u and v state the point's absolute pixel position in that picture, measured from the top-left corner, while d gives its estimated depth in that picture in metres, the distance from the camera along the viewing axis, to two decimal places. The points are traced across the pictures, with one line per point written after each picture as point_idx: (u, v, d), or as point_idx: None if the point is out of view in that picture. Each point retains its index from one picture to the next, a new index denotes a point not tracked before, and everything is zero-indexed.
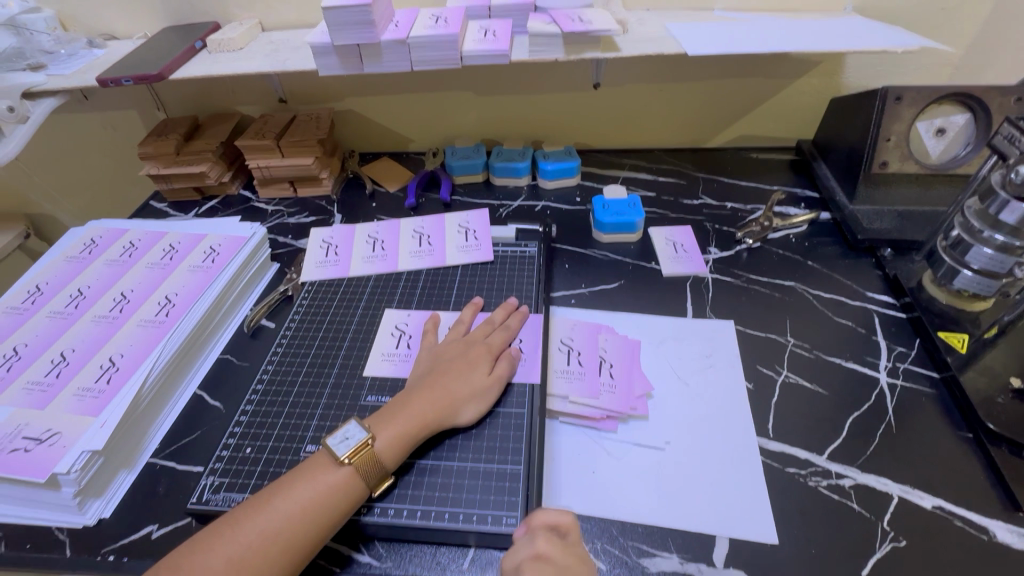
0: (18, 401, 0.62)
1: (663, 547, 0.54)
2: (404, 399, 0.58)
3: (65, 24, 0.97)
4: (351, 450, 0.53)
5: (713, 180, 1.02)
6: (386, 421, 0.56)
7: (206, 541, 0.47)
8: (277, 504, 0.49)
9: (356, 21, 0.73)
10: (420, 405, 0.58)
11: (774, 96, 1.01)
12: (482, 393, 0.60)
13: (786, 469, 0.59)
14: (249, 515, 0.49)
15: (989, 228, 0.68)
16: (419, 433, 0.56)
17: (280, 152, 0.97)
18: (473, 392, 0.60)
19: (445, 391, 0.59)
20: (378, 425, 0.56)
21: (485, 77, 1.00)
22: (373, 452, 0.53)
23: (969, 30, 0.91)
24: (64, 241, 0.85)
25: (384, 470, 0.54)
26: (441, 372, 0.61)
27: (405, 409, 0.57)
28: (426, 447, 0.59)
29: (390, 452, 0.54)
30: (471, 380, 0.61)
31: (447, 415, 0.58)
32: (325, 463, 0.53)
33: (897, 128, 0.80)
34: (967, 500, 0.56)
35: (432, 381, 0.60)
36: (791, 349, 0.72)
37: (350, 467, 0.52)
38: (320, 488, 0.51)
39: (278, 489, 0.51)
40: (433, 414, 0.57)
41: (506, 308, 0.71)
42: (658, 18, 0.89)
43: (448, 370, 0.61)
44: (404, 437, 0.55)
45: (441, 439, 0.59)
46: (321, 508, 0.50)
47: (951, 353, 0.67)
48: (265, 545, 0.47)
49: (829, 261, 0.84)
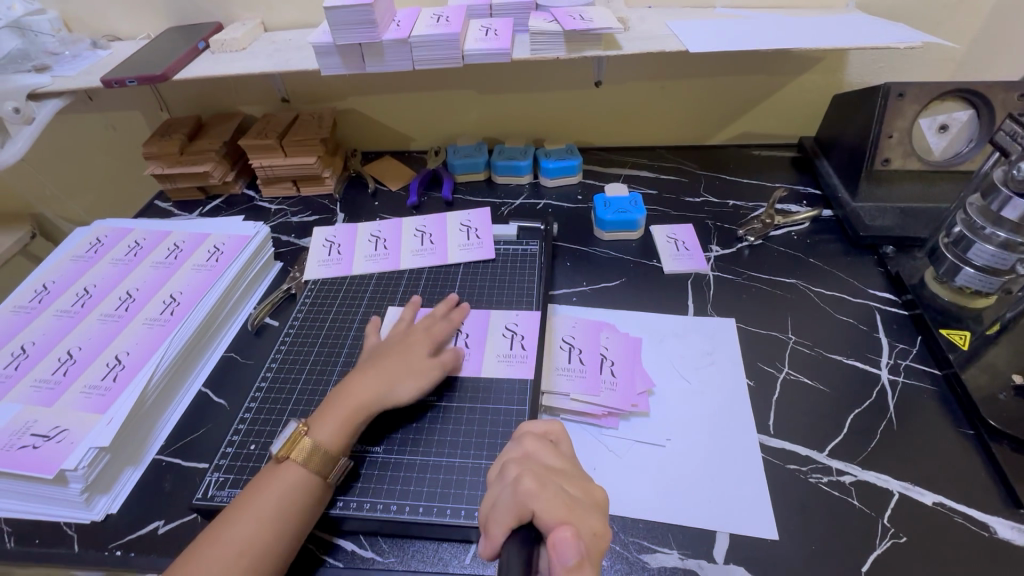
0: (26, 399, 0.63)
1: (664, 543, 0.54)
2: (346, 386, 0.60)
3: (70, 25, 0.98)
4: (286, 445, 0.54)
5: (715, 178, 1.02)
6: (328, 411, 0.57)
7: (206, 523, 0.50)
8: (246, 510, 0.50)
9: (358, 20, 0.73)
10: (361, 391, 0.59)
11: (776, 94, 1.01)
12: (421, 379, 0.61)
13: (786, 466, 0.59)
14: (220, 525, 0.50)
15: (991, 224, 0.68)
16: None
17: (283, 151, 0.97)
18: (409, 376, 0.61)
19: (381, 375, 0.60)
20: (316, 417, 0.57)
21: (486, 75, 1.00)
22: None
23: (973, 25, 0.90)
24: (70, 241, 0.86)
25: None
26: (377, 359, 0.62)
27: (342, 395, 0.58)
28: (381, 435, 0.60)
29: (334, 439, 0.55)
30: (408, 365, 0.62)
31: None
32: (279, 463, 0.54)
33: (900, 125, 0.80)
34: (969, 497, 0.56)
35: (363, 369, 0.61)
36: (792, 346, 0.72)
37: (293, 461, 0.53)
38: (284, 488, 0.52)
39: (246, 496, 0.52)
40: (369, 395, 0.58)
41: (459, 308, 0.72)
42: (659, 16, 0.89)
43: (384, 357, 0.62)
44: (341, 420, 0.56)
45: (395, 427, 0.60)
46: (289, 505, 0.51)
47: (953, 351, 0.67)
48: (239, 550, 0.48)
49: (831, 258, 0.84)
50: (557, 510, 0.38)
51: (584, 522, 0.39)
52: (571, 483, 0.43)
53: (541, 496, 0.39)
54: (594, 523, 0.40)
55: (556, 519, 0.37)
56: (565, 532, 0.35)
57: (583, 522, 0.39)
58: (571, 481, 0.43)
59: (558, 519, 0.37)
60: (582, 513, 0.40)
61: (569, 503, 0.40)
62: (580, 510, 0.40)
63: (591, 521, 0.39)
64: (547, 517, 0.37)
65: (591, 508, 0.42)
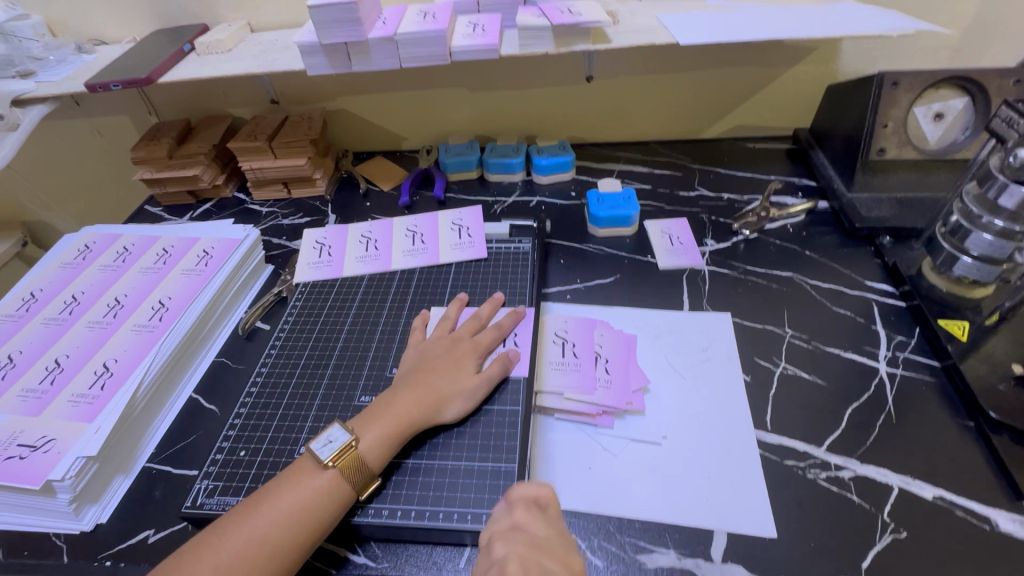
0: (13, 408, 0.62)
1: (661, 542, 0.53)
2: (391, 396, 0.59)
3: (55, 30, 0.97)
4: (335, 453, 0.53)
5: (710, 171, 1.01)
6: (370, 422, 0.56)
7: (195, 549, 0.47)
8: (265, 512, 0.49)
9: (342, 18, 0.72)
10: (409, 402, 0.58)
11: (770, 85, 1.00)
12: (470, 393, 0.60)
13: (784, 462, 0.58)
14: (233, 523, 0.48)
15: (988, 213, 0.67)
16: (404, 433, 0.56)
17: (272, 153, 0.96)
18: (459, 390, 0.60)
19: (431, 388, 0.59)
20: (361, 427, 0.56)
21: (476, 72, 0.99)
22: (358, 454, 0.53)
23: (967, 11, 0.89)
24: (58, 248, 0.85)
25: (371, 472, 0.54)
26: (426, 370, 0.61)
27: (388, 410, 0.57)
28: (413, 445, 0.59)
29: (373, 453, 0.54)
30: (459, 379, 0.60)
31: (433, 413, 0.58)
32: (310, 468, 0.52)
33: (895, 114, 0.80)
34: (969, 489, 0.55)
35: (414, 379, 0.60)
36: (788, 341, 0.71)
37: (334, 470, 0.52)
38: (307, 493, 0.50)
39: (265, 496, 0.51)
40: (416, 412, 0.57)
41: (491, 302, 0.71)
42: (649, 8, 0.88)
43: (433, 368, 0.61)
44: (387, 436, 0.55)
45: (425, 438, 0.59)
46: (309, 512, 0.50)
47: (952, 342, 0.66)
48: (253, 554, 0.47)
49: (827, 251, 0.83)
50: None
51: None
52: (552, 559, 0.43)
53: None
54: None
55: None
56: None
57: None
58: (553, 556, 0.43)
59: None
60: None
61: None
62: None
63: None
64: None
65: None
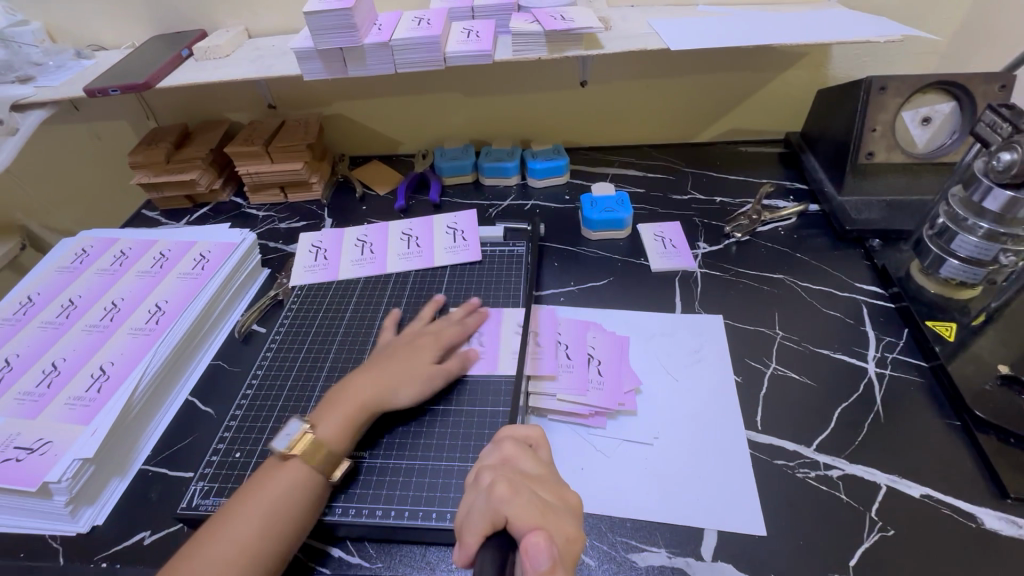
0: (10, 411, 0.63)
1: (652, 542, 0.54)
2: (347, 385, 0.60)
3: (53, 35, 0.98)
4: (294, 442, 0.54)
5: (703, 175, 1.02)
6: (326, 410, 0.57)
7: (183, 554, 0.47)
8: (239, 509, 0.50)
9: (338, 25, 0.73)
10: (363, 389, 0.59)
11: (762, 90, 1.01)
12: (423, 379, 0.61)
13: (774, 462, 0.59)
14: (211, 525, 0.49)
15: (973, 215, 0.68)
16: (359, 417, 0.57)
17: (270, 158, 0.97)
18: (411, 375, 0.61)
19: (384, 376, 0.60)
20: (317, 416, 0.57)
21: (472, 77, 1.00)
22: (315, 439, 0.54)
23: (955, 17, 0.91)
24: (55, 252, 0.86)
25: (334, 454, 0.55)
26: (382, 360, 0.63)
27: (341, 396, 0.59)
28: (374, 440, 0.60)
29: (333, 439, 0.55)
30: (412, 367, 0.62)
31: (385, 398, 0.59)
32: (277, 462, 0.54)
33: (883, 118, 0.80)
34: (956, 488, 0.56)
35: (370, 369, 0.62)
36: (779, 342, 0.72)
37: (297, 458, 0.53)
38: (277, 486, 0.51)
39: (241, 496, 0.51)
40: (367, 396, 0.59)
41: (464, 308, 0.72)
42: (642, 15, 0.89)
43: (390, 358, 0.63)
44: (342, 420, 0.56)
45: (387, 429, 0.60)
46: (282, 502, 0.50)
47: (940, 342, 0.67)
48: (233, 551, 0.47)
49: (818, 253, 0.84)
50: (530, 515, 0.39)
51: (558, 527, 0.40)
52: (545, 489, 0.44)
53: (513, 501, 0.40)
54: (567, 528, 0.40)
55: (529, 523, 0.38)
56: (537, 536, 0.35)
57: (557, 526, 0.40)
58: (545, 486, 0.44)
59: (532, 524, 0.38)
60: (555, 517, 0.40)
61: (542, 507, 0.40)
62: (555, 515, 0.41)
63: (565, 526, 0.40)
64: (520, 521, 0.37)
65: (565, 511, 0.42)
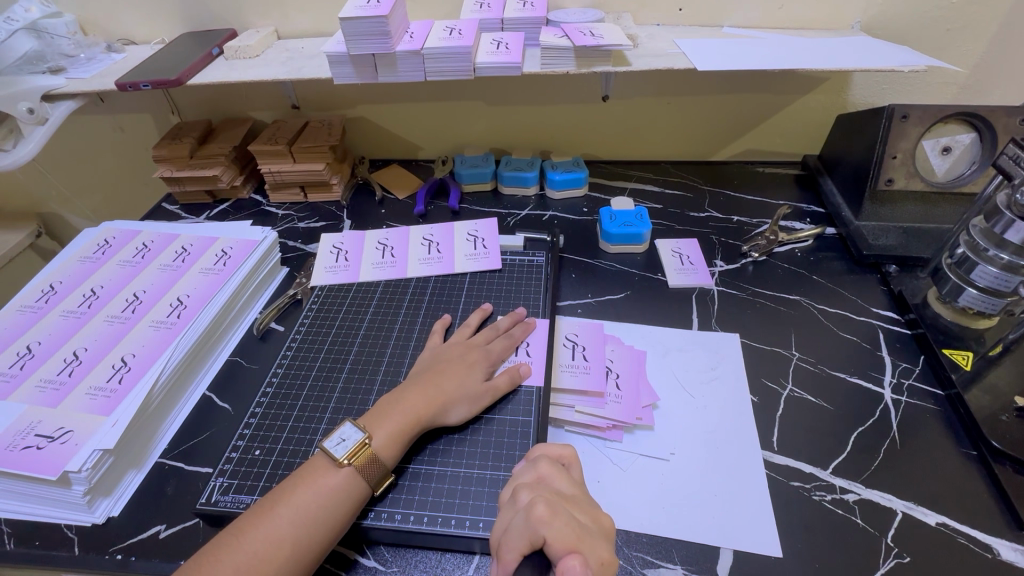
0: (31, 399, 0.63)
1: (668, 557, 0.54)
2: (404, 393, 0.60)
3: (86, 28, 0.99)
4: (350, 451, 0.54)
5: (720, 193, 1.03)
6: (381, 419, 0.57)
7: (216, 549, 0.47)
8: (284, 512, 0.50)
9: (372, 32, 0.74)
10: (418, 398, 0.59)
11: (781, 112, 1.02)
12: (475, 397, 0.61)
13: (790, 483, 0.59)
14: (253, 523, 0.49)
15: (995, 246, 0.69)
16: (414, 431, 0.57)
17: (292, 157, 0.98)
18: (465, 394, 0.61)
19: (438, 390, 0.60)
20: (372, 424, 0.57)
21: (496, 87, 1.01)
22: (371, 450, 0.54)
23: (975, 50, 0.92)
24: (79, 241, 0.86)
25: (385, 468, 0.54)
26: (437, 371, 0.62)
27: (397, 406, 0.58)
28: (417, 450, 0.59)
29: (386, 450, 0.55)
30: (465, 384, 0.62)
31: (439, 413, 0.59)
32: (325, 466, 0.53)
33: (903, 146, 0.81)
34: (971, 517, 0.56)
35: (424, 380, 0.61)
36: (796, 363, 0.72)
37: (351, 468, 0.53)
38: (324, 493, 0.51)
39: (278, 495, 0.51)
40: (424, 411, 0.58)
41: (510, 316, 0.72)
42: (668, 34, 0.90)
43: (444, 370, 0.62)
44: (398, 433, 0.56)
45: (429, 441, 0.60)
46: (328, 508, 0.51)
47: (956, 370, 0.68)
48: (276, 554, 0.47)
49: (835, 276, 0.84)
50: (566, 538, 0.39)
51: (593, 551, 0.40)
52: (581, 511, 0.44)
53: (551, 523, 0.40)
54: (601, 552, 0.40)
55: (563, 548, 0.39)
56: (573, 560, 0.37)
57: (592, 550, 0.40)
58: (580, 507, 0.45)
59: (567, 547, 0.39)
60: (591, 541, 0.40)
61: (579, 530, 0.40)
62: (590, 538, 0.41)
63: (599, 549, 0.40)
64: (557, 545, 0.39)
65: (600, 535, 0.43)
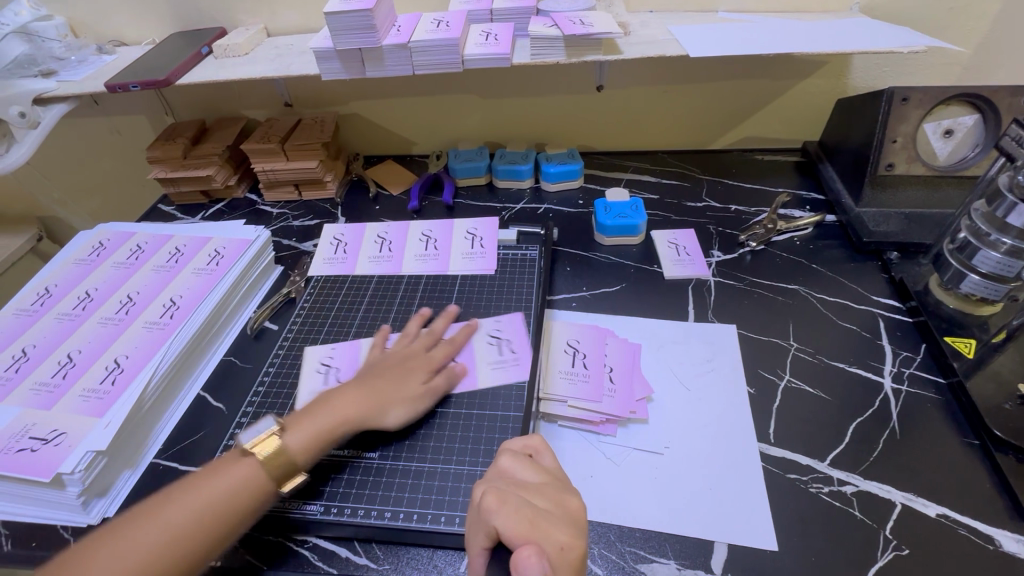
0: (25, 401, 0.63)
1: (661, 553, 0.53)
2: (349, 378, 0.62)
3: (77, 31, 0.99)
4: (257, 440, 0.55)
5: (718, 182, 1.02)
6: (305, 419, 0.58)
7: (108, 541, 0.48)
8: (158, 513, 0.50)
9: (356, 26, 0.73)
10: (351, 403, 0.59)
11: (779, 98, 1.00)
12: (415, 400, 0.61)
13: (787, 476, 0.58)
14: (121, 527, 0.49)
15: (997, 230, 0.67)
16: (341, 430, 0.58)
17: (285, 155, 0.97)
18: (402, 398, 0.60)
19: (378, 394, 0.60)
20: (295, 422, 0.57)
21: (489, 79, 1.00)
22: (279, 447, 0.55)
23: (980, 28, 0.89)
24: (73, 244, 0.87)
25: (293, 465, 0.55)
26: (376, 375, 0.62)
27: (330, 406, 0.59)
28: (407, 447, 0.59)
29: (306, 451, 0.56)
30: (405, 387, 0.61)
31: (374, 416, 0.59)
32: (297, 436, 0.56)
33: (903, 130, 0.79)
34: (973, 508, 0.55)
35: (365, 381, 0.61)
36: (794, 353, 0.71)
37: (253, 458, 0.54)
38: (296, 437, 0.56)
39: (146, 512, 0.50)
40: (356, 414, 0.58)
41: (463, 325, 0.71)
42: (661, 20, 0.89)
43: (384, 374, 0.62)
44: (318, 435, 0.57)
45: (371, 441, 0.60)
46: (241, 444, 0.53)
47: (958, 359, 0.66)
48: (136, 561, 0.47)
49: (835, 265, 0.83)
50: (519, 528, 0.38)
51: (550, 536, 0.38)
52: (541, 498, 0.42)
53: (502, 513, 0.39)
54: (559, 536, 0.39)
55: (518, 537, 0.37)
56: (526, 551, 0.35)
57: (547, 537, 0.38)
58: (541, 496, 0.42)
59: (522, 537, 0.37)
60: (547, 527, 0.39)
61: (532, 517, 0.39)
62: (547, 522, 0.39)
63: (556, 535, 0.38)
64: (511, 535, 0.37)
65: (562, 521, 0.41)
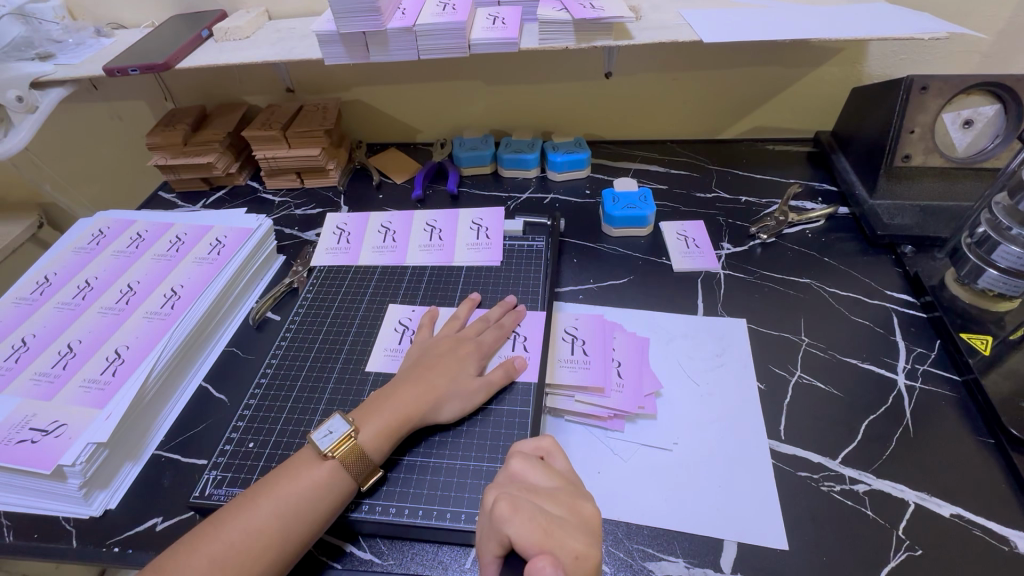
0: (26, 392, 0.63)
1: (669, 550, 0.52)
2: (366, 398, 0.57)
3: (74, 13, 0.97)
4: (334, 443, 0.53)
5: (727, 173, 0.99)
6: (371, 414, 0.56)
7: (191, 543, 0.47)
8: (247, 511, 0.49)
9: (359, 8, 0.71)
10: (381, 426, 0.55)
11: (792, 86, 0.98)
12: (469, 395, 0.59)
13: (797, 473, 0.57)
14: (222, 521, 0.48)
15: (1018, 224, 0.65)
16: (403, 429, 0.56)
17: (287, 142, 0.96)
18: (459, 391, 0.59)
19: (430, 388, 0.58)
20: (361, 419, 0.56)
21: (495, 65, 0.98)
22: (357, 445, 0.53)
23: (1002, 14, 0.87)
24: (73, 232, 0.85)
25: (371, 464, 0.54)
26: (426, 367, 0.61)
27: (390, 400, 0.57)
28: (412, 442, 0.58)
29: (374, 446, 0.54)
30: (458, 380, 0.60)
31: (430, 412, 0.58)
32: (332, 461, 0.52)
33: (921, 119, 0.77)
34: (987, 508, 0.54)
35: (418, 374, 0.60)
36: (805, 349, 0.69)
37: (333, 460, 0.52)
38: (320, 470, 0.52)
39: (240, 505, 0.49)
40: (416, 407, 0.57)
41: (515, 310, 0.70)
42: (673, 5, 0.86)
43: (433, 366, 0.61)
44: (386, 431, 0.55)
45: (423, 436, 0.59)
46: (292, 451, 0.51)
47: (973, 355, 0.65)
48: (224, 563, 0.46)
49: (847, 258, 0.81)
50: (533, 535, 0.37)
51: (564, 544, 0.37)
52: (554, 504, 0.41)
53: (515, 520, 0.38)
54: (574, 544, 0.37)
55: (533, 546, 0.36)
56: (541, 560, 0.34)
57: (563, 545, 0.37)
58: (554, 501, 0.41)
59: (537, 546, 0.36)
60: (560, 534, 0.38)
61: (545, 524, 0.38)
62: (561, 529, 0.38)
63: (571, 542, 0.37)
64: (524, 543, 0.36)
65: (576, 528, 0.39)
